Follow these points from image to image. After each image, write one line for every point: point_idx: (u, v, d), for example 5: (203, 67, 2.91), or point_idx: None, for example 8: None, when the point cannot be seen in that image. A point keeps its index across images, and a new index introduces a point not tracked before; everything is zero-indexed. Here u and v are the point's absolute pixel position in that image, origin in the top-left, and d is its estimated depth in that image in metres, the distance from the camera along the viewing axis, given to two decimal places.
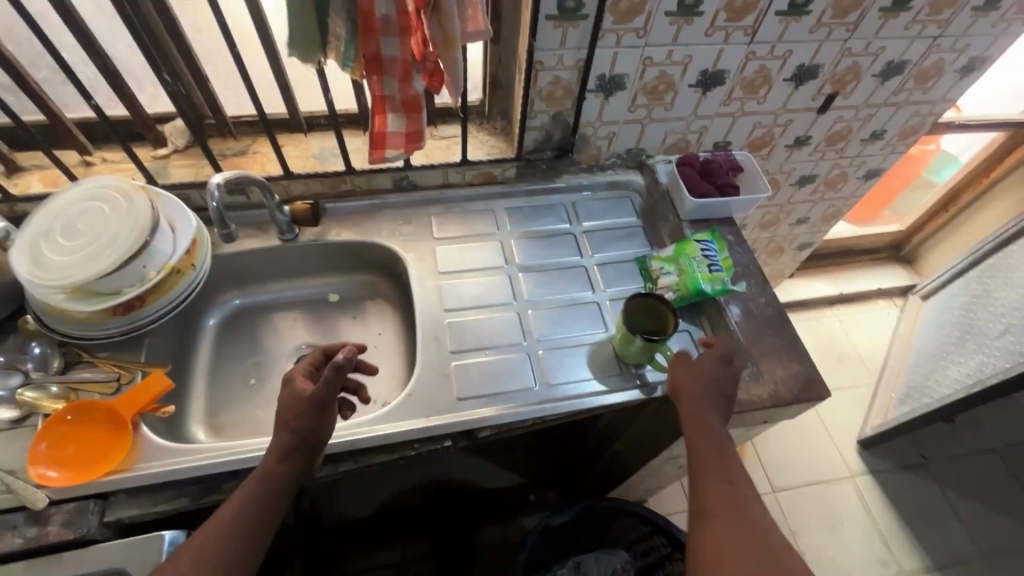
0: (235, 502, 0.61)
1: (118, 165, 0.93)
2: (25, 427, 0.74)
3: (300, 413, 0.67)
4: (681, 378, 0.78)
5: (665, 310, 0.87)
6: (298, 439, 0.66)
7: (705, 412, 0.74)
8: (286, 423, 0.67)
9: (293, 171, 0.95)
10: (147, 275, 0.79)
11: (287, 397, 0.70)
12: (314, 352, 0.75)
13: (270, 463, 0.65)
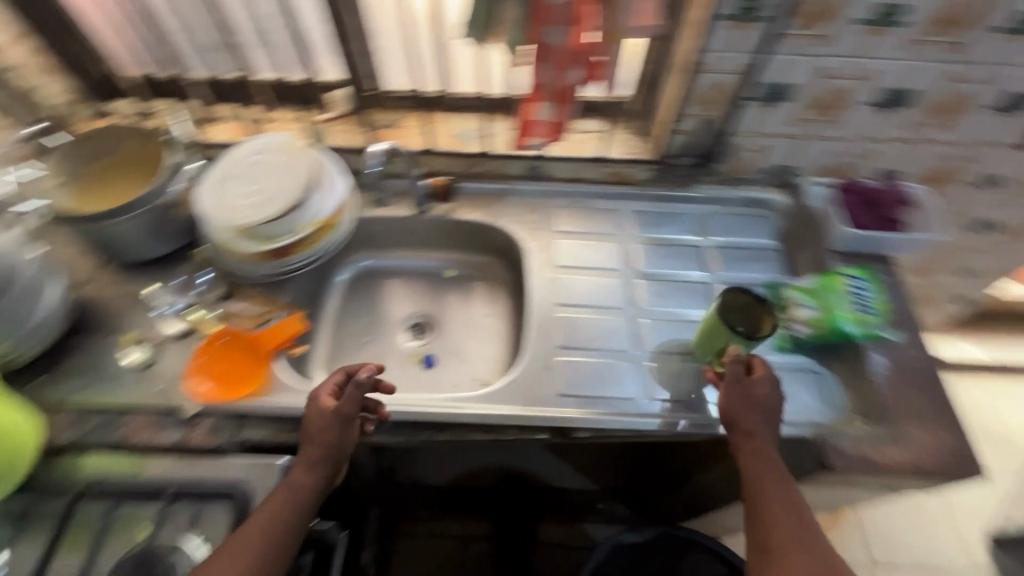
0: (265, 513, 0.66)
1: (287, 124, 1.03)
2: (188, 342, 0.84)
3: (324, 430, 0.70)
4: (735, 402, 0.72)
5: (769, 313, 0.78)
6: (324, 453, 0.70)
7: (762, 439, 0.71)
8: (320, 440, 0.70)
9: (435, 148, 0.99)
10: (299, 227, 0.86)
11: (314, 416, 0.71)
12: (336, 372, 0.75)
13: (296, 475, 0.69)
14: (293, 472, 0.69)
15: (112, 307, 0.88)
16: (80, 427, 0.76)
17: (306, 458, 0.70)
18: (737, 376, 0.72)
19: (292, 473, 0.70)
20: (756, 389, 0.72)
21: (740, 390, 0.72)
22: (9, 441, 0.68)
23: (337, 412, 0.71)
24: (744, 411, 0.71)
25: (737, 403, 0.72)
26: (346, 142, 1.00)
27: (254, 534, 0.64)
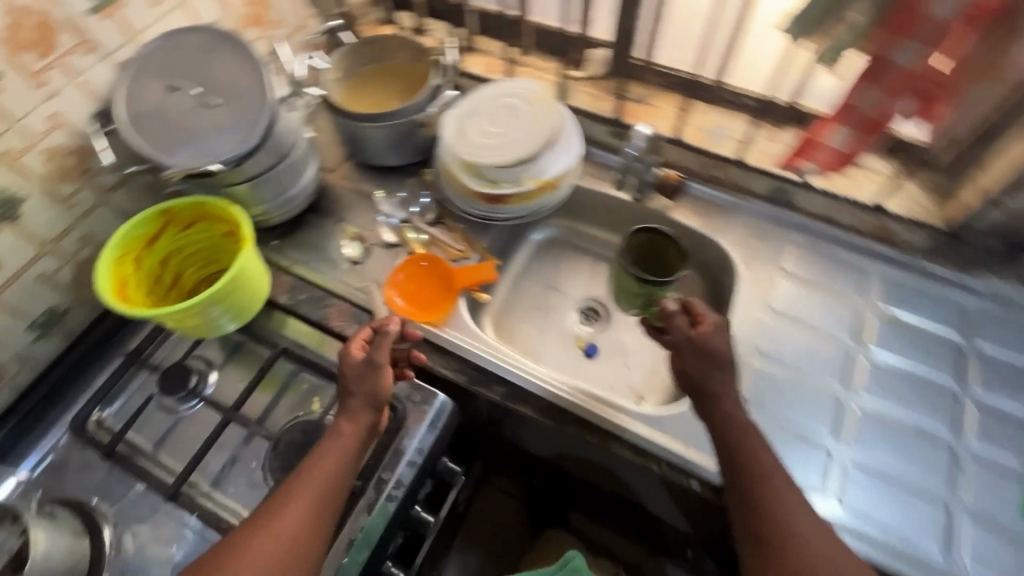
0: (314, 472, 0.65)
1: (540, 73, 1.02)
2: (395, 252, 0.91)
3: (360, 380, 0.69)
4: (687, 363, 0.70)
5: (675, 251, 0.82)
6: (365, 402, 0.69)
7: (734, 409, 0.67)
8: (362, 395, 0.69)
9: (678, 138, 0.93)
10: (523, 180, 0.86)
11: (347, 369, 0.70)
12: (363, 328, 0.74)
13: (343, 427, 0.68)
14: (337, 423, 0.69)
15: (344, 198, 0.97)
16: (295, 295, 0.86)
17: (347, 408, 0.69)
18: (685, 334, 0.71)
19: (335, 425, 0.69)
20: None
21: (691, 348, 0.70)
22: (251, 288, 0.79)
23: (369, 360, 0.69)
24: (713, 361, 0.68)
25: (681, 361, 0.70)
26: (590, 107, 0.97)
27: (306, 493, 0.63)
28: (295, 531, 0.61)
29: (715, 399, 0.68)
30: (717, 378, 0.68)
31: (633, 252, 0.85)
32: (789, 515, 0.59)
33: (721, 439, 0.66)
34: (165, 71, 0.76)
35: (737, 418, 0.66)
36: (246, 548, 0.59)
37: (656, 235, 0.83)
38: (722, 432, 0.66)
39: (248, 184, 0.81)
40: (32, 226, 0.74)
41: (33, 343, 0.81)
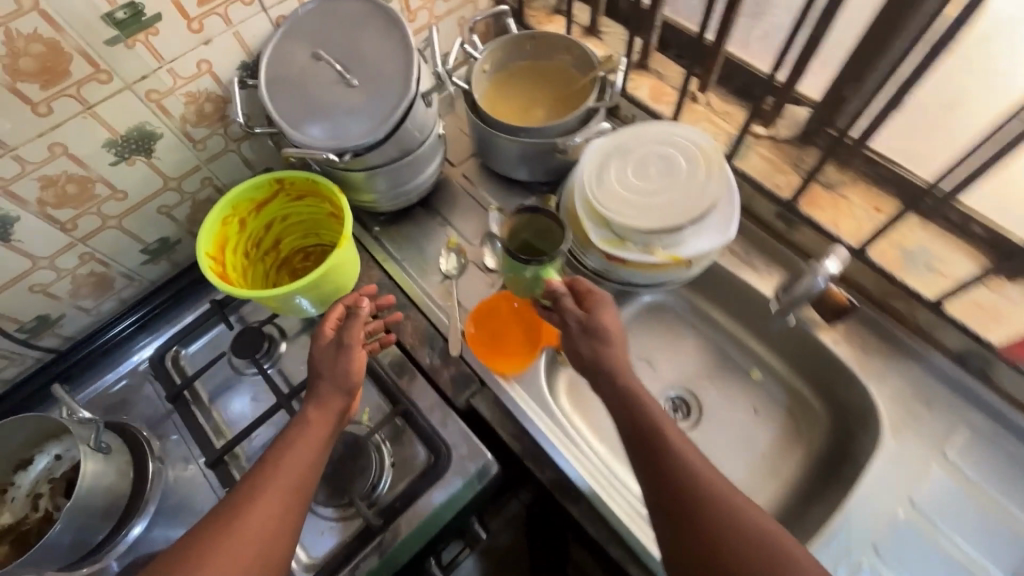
0: (282, 465, 0.60)
1: (714, 117, 0.87)
2: (491, 279, 0.83)
3: (332, 361, 0.67)
4: (585, 351, 0.65)
5: (551, 222, 0.76)
6: (336, 387, 0.66)
7: (621, 355, 0.64)
8: (331, 378, 0.66)
9: (867, 252, 0.73)
10: (651, 249, 0.73)
11: (316, 351, 0.68)
12: (335, 306, 0.71)
13: (312, 415, 0.65)
14: (304, 411, 0.65)
15: (457, 200, 0.91)
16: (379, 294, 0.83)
17: (316, 394, 0.66)
18: (577, 321, 0.65)
19: (303, 413, 0.65)
20: (604, 333, 0.64)
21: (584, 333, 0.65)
22: (339, 279, 0.75)
23: (339, 343, 0.68)
24: (591, 321, 0.65)
25: (575, 346, 0.66)
26: (762, 178, 0.80)
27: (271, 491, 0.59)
28: (263, 533, 0.56)
29: (575, 330, 0.66)
30: (608, 347, 0.64)
31: (523, 237, 0.78)
32: (728, 503, 0.53)
33: (640, 427, 0.59)
34: (319, 38, 0.72)
35: (613, 333, 0.64)
36: (211, 547, 0.54)
37: (524, 213, 0.76)
38: (618, 401, 0.62)
39: (366, 173, 0.76)
40: (162, 163, 0.75)
41: (141, 265, 0.84)
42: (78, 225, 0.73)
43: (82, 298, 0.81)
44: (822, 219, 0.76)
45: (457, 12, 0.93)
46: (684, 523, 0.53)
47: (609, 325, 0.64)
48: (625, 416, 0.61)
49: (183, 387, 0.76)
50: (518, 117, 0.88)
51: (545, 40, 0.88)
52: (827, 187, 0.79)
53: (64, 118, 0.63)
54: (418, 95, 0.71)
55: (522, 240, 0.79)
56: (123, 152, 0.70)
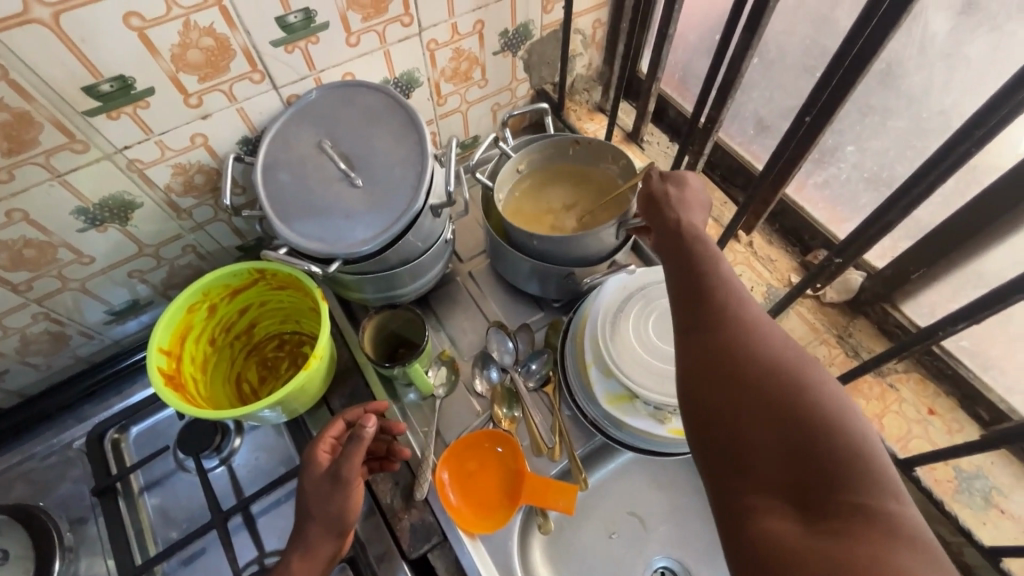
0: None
1: (754, 261, 0.78)
2: (477, 406, 0.74)
3: (325, 500, 0.56)
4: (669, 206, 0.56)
5: (414, 315, 0.72)
6: (326, 530, 0.56)
7: (685, 211, 0.55)
8: (322, 521, 0.56)
9: (915, 470, 0.62)
10: (664, 419, 0.64)
11: (310, 481, 0.57)
12: (335, 422, 0.60)
13: (295, 565, 0.55)
14: (287, 558, 0.56)
15: (458, 303, 0.82)
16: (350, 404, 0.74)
17: (304, 540, 0.56)
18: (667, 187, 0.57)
19: (284, 560, 0.56)
20: (685, 202, 0.56)
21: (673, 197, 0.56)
22: (308, 391, 0.67)
23: (335, 478, 0.55)
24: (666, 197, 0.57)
25: (657, 219, 0.56)
26: (800, 346, 0.70)
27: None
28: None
29: (657, 206, 0.57)
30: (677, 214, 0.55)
31: (391, 329, 0.74)
32: (789, 368, 0.40)
33: (708, 287, 0.46)
34: (334, 126, 0.65)
35: (686, 200, 0.56)
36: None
37: (384, 310, 0.72)
38: (686, 258, 0.49)
39: (355, 277, 0.68)
40: (139, 230, 0.68)
41: (103, 325, 0.77)
42: (34, 286, 0.66)
43: (31, 355, 0.74)
44: (864, 411, 0.66)
45: (493, 98, 0.86)
46: (723, 424, 0.40)
47: (680, 197, 0.56)
48: (694, 269, 0.48)
49: (115, 480, 0.68)
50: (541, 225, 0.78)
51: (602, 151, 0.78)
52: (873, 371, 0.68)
53: (27, 185, 0.56)
54: (425, 209, 0.64)
55: (388, 333, 0.74)
56: (95, 219, 0.64)
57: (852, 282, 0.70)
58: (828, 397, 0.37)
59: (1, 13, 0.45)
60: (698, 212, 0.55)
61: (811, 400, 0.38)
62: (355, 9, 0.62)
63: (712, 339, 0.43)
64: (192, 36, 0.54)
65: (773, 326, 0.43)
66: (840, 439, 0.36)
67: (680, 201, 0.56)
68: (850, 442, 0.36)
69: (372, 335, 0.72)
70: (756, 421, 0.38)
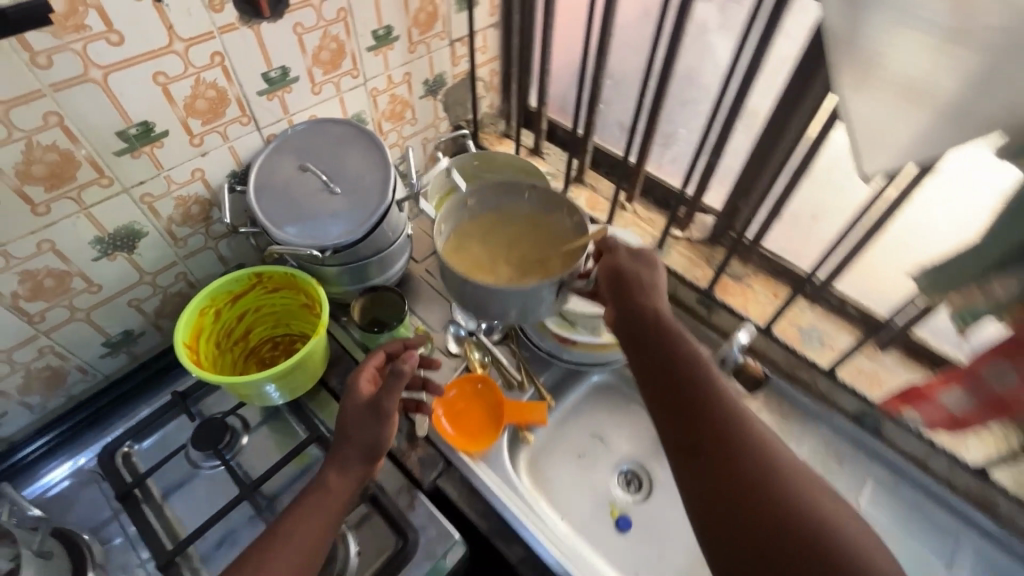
0: (298, 546, 0.61)
1: (640, 222, 1.04)
2: (454, 363, 0.90)
3: (364, 425, 0.68)
4: (641, 311, 0.68)
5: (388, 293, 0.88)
6: (360, 453, 0.67)
7: (650, 297, 0.69)
8: (361, 443, 0.67)
9: (773, 330, 0.88)
10: (599, 332, 0.87)
11: (350, 406, 0.69)
12: (375, 353, 0.75)
13: (332, 480, 0.66)
14: (325, 474, 0.66)
15: (421, 293, 0.99)
16: (347, 381, 0.86)
17: (340, 458, 0.67)
18: (635, 274, 0.71)
19: (323, 474, 0.67)
20: (653, 297, 0.69)
21: (639, 292, 0.70)
22: (310, 369, 0.80)
23: (375, 407, 0.68)
24: (630, 283, 0.70)
25: (632, 311, 0.68)
26: (683, 271, 0.96)
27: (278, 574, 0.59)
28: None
29: (624, 293, 0.70)
30: (644, 303, 0.68)
31: (372, 313, 0.90)
32: (786, 489, 0.51)
33: (703, 407, 0.58)
34: (311, 153, 0.83)
35: (649, 283, 0.71)
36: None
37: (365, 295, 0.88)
38: (657, 343, 0.65)
39: (338, 268, 0.84)
40: (142, 259, 0.79)
41: (99, 359, 0.84)
42: (46, 317, 0.74)
43: (31, 395, 0.79)
44: (733, 304, 0.91)
45: (422, 134, 1.09)
46: (745, 544, 0.50)
47: (642, 279, 0.71)
48: (665, 354, 0.64)
49: (135, 485, 0.74)
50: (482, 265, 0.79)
51: (547, 192, 0.80)
52: (735, 278, 0.95)
53: (59, 217, 0.67)
54: (392, 204, 0.82)
55: (371, 317, 0.90)
56: (107, 249, 0.74)
57: (706, 221, 0.98)
58: (821, 512, 0.49)
59: (66, 75, 0.60)
60: (658, 297, 0.70)
61: (812, 517, 0.49)
62: (317, 65, 0.82)
63: (687, 412, 0.58)
64: (200, 89, 0.71)
65: (762, 441, 0.55)
66: (838, 550, 0.47)
67: (643, 286, 0.70)
68: (837, 532, 0.48)
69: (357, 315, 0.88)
70: (769, 535, 0.49)
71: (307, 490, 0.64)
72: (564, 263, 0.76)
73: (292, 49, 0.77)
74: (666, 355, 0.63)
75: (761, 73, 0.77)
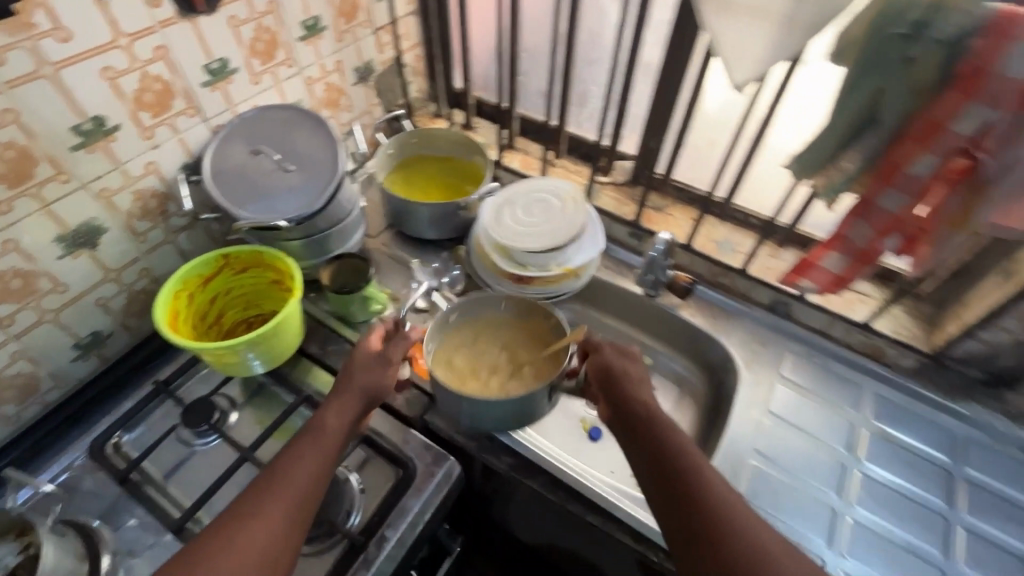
0: (295, 481, 0.64)
1: (571, 174, 1.15)
2: (423, 318, 0.97)
3: (365, 371, 0.76)
4: (628, 400, 0.70)
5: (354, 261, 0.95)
6: (357, 394, 0.75)
7: (636, 385, 0.72)
8: (361, 387, 0.75)
9: (693, 246, 1.02)
10: (548, 267, 0.97)
11: (353, 359, 0.78)
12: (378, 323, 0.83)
13: (328, 420, 0.71)
14: (321, 415, 0.72)
15: (382, 263, 1.06)
16: (325, 345, 0.93)
17: (337, 400, 0.73)
18: (624, 371, 0.74)
19: (318, 417, 0.72)
20: (637, 386, 0.72)
21: (626, 385, 0.72)
22: (287, 338, 0.85)
23: (382, 360, 0.78)
24: (620, 376, 0.73)
25: (621, 407, 0.70)
26: (613, 210, 1.08)
27: (276, 504, 0.62)
28: (263, 543, 0.59)
29: (619, 381, 0.73)
30: (633, 393, 0.71)
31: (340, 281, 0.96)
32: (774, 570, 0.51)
33: (691, 492, 0.58)
34: (259, 137, 0.88)
35: (634, 375, 0.73)
36: (220, 545, 0.58)
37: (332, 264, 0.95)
38: (648, 428, 0.66)
39: (301, 241, 0.90)
40: (105, 255, 0.82)
41: (71, 362, 0.85)
42: (16, 320, 0.75)
43: (6, 404, 0.79)
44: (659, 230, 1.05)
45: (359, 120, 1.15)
46: None
47: (626, 370, 0.74)
48: (654, 440, 0.64)
49: (132, 468, 0.78)
50: (472, 381, 0.87)
51: (522, 301, 0.91)
52: (657, 210, 1.08)
53: (21, 215, 0.70)
54: (345, 174, 0.89)
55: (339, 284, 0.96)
56: (71, 246, 0.77)
57: (627, 164, 1.11)
58: None
59: (18, 72, 0.63)
60: (644, 386, 0.73)
61: None
62: (253, 56, 0.88)
63: (675, 496, 0.59)
64: (147, 82, 0.76)
65: (752, 520, 0.56)
66: None
67: (631, 376, 0.73)
68: None
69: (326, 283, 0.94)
70: None
71: (303, 431, 0.69)
72: (539, 372, 0.86)
73: (228, 41, 0.83)
74: (654, 433, 0.65)
75: (649, 24, 0.90)
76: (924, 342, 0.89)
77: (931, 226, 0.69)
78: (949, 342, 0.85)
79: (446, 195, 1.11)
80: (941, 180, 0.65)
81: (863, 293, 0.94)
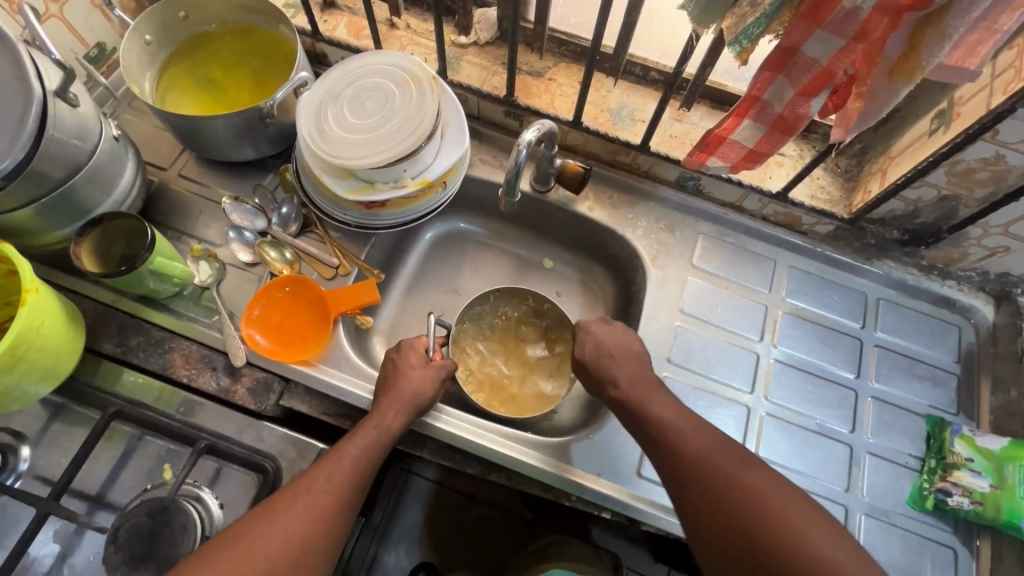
0: (344, 472, 0.57)
1: (418, 37, 0.85)
2: (253, 274, 0.76)
3: (424, 376, 0.66)
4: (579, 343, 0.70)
5: (126, 219, 0.68)
6: (415, 398, 0.64)
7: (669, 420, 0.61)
8: (410, 394, 0.64)
9: (583, 121, 0.81)
10: (403, 182, 0.72)
11: (407, 362, 0.67)
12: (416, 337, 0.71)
13: (383, 413, 0.62)
14: (379, 412, 0.62)
15: (186, 206, 0.79)
16: (125, 340, 0.71)
17: (398, 396, 0.64)
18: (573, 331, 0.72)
19: (376, 412, 0.63)
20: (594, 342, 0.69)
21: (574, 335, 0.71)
22: (50, 343, 0.61)
23: (427, 363, 0.68)
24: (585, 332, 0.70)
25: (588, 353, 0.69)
26: (480, 83, 0.82)
27: (320, 496, 0.55)
28: (297, 541, 0.52)
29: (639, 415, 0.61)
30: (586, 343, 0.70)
31: (121, 250, 0.71)
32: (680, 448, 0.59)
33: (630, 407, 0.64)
34: None
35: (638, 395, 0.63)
36: (246, 542, 0.50)
37: (90, 230, 0.67)
38: (698, 471, 0.56)
39: (27, 211, 0.62)
40: None
41: None
42: None
43: None
44: (539, 104, 0.81)
45: None
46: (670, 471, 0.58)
47: (656, 423, 0.61)
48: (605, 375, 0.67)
49: None
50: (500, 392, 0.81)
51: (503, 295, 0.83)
52: (535, 75, 0.83)
53: None
54: (50, 95, 0.58)
55: (120, 252, 0.71)
56: None
57: (489, 15, 0.82)
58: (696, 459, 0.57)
59: None
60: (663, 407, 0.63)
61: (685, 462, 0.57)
62: None
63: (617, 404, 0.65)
64: None
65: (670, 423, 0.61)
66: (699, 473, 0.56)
67: (658, 418, 0.61)
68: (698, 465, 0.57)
69: (94, 259, 0.69)
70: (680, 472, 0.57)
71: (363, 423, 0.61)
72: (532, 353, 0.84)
73: None
74: (705, 477, 0.55)
75: None
76: (843, 205, 0.78)
77: (866, 75, 0.52)
78: (869, 205, 0.74)
79: (250, 97, 0.80)
80: (888, 12, 0.47)
81: (780, 155, 0.80)
